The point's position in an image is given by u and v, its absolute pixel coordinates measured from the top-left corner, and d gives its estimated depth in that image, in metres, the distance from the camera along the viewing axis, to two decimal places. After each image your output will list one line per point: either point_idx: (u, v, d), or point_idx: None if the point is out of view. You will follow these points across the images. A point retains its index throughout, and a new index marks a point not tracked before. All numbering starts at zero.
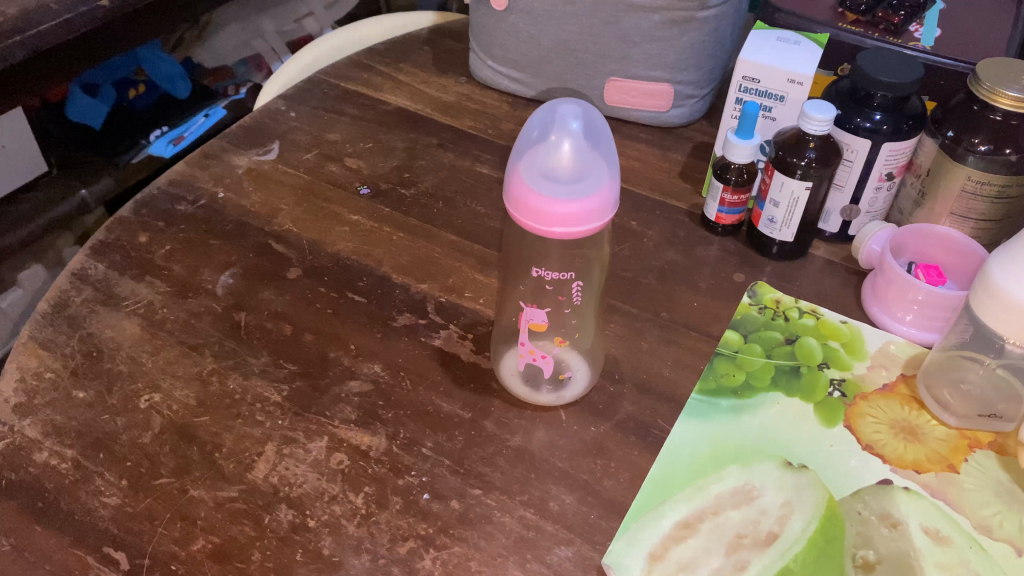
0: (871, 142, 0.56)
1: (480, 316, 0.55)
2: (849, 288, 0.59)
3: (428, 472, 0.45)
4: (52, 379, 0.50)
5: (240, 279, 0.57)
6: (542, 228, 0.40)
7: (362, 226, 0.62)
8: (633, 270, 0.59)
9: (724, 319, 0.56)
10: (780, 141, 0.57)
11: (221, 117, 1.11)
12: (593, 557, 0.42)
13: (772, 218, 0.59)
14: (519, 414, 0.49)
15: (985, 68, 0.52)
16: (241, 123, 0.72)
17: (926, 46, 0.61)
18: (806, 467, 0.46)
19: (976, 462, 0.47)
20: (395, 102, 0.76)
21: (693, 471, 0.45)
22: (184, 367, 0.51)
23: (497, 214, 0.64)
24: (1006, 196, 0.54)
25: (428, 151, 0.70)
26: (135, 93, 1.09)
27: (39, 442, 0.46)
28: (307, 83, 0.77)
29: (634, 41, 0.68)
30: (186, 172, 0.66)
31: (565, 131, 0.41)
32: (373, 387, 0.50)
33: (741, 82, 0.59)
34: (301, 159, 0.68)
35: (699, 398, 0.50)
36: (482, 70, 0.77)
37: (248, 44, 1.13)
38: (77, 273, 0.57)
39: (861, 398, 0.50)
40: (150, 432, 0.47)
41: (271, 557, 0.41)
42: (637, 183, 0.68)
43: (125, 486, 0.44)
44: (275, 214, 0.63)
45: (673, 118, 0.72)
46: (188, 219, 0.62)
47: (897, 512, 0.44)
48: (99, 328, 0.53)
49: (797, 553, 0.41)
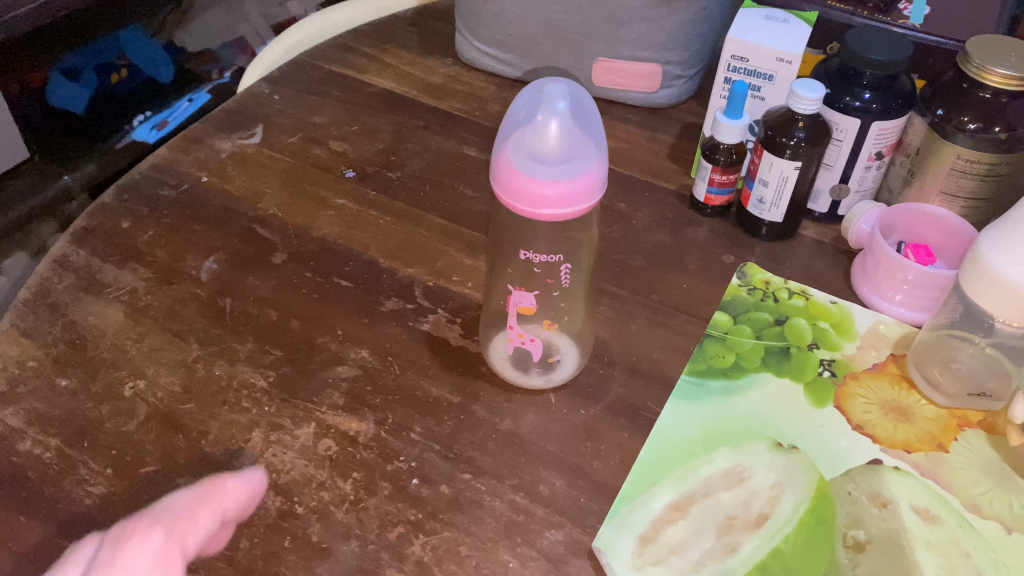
0: (861, 121, 0.55)
1: (468, 300, 0.55)
2: (839, 268, 0.58)
3: (417, 457, 0.45)
4: (34, 367, 0.49)
5: (226, 265, 0.56)
6: (530, 211, 0.39)
7: (347, 210, 0.61)
8: (623, 252, 0.59)
9: (714, 301, 0.55)
10: (768, 121, 0.57)
11: (205, 101, 1.07)
12: (583, 540, 0.42)
13: (761, 199, 0.58)
14: (508, 398, 0.48)
15: (975, 46, 0.52)
16: (224, 106, 0.71)
17: (916, 24, 0.61)
18: (796, 447, 0.46)
19: (966, 441, 0.47)
20: (381, 84, 0.75)
21: (683, 454, 0.45)
22: (169, 354, 0.50)
23: (484, 197, 0.63)
24: (996, 174, 0.54)
25: (415, 134, 0.69)
26: (117, 78, 1.07)
27: (22, 431, 0.46)
28: (291, 66, 0.76)
29: (621, 21, 0.68)
30: (169, 156, 0.65)
31: (552, 111, 0.41)
32: (361, 371, 0.50)
33: (729, 61, 0.59)
34: (286, 143, 0.68)
35: (688, 380, 0.50)
36: (468, 51, 0.76)
37: (232, 28, 1.13)
38: (59, 259, 0.56)
39: (851, 378, 0.50)
40: (135, 420, 0.46)
41: (259, 544, 0.41)
42: (625, 164, 0.67)
43: (110, 474, 0.44)
44: (259, 198, 0.62)
45: (661, 98, 0.72)
46: (172, 204, 0.61)
47: (887, 491, 0.44)
48: (82, 315, 0.52)
49: (787, 534, 0.41)
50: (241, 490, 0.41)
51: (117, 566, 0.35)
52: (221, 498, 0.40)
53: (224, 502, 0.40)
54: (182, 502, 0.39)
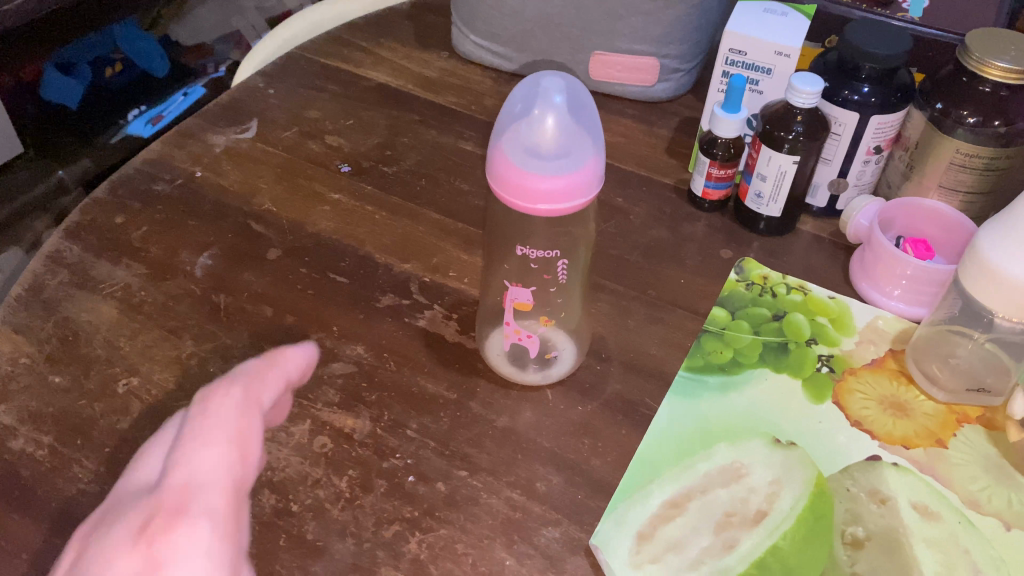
0: (859, 115, 0.55)
1: (464, 296, 0.54)
2: (837, 263, 0.58)
3: (413, 454, 0.45)
4: (27, 364, 0.49)
5: (220, 261, 0.56)
6: (526, 206, 0.39)
7: (343, 205, 0.61)
8: (620, 248, 0.58)
9: (712, 296, 0.55)
10: (766, 114, 0.56)
11: (200, 94, 1.08)
12: (581, 537, 0.41)
13: (759, 193, 0.58)
14: (505, 395, 0.48)
15: (976, 38, 0.52)
16: (218, 101, 0.71)
17: (915, 18, 0.61)
18: (795, 444, 0.46)
19: (965, 437, 0.47)
20: (376, 77, 0.74)
21: (681, 450, 0.45)
22: (163, 351, 0.50)
23: (481, 192, 0.63)
24: (995, 168, 0.54)
25: (411, 128, 0.69)
26: (112, 72, 1.07)
27: (15, 429, 0.45)
28: (285, 60, 0.76)
29: (619, 14, 0.67)
30: (162, 151, 0.65)
31: (549, 105, 0.40)
32: (356, 368, 0.49)
33: (727, 55, 0.58)
34: (281, 137, 0.67)
35: (686, 375, 0.49)
36: (464, 44, 0.75)
37: (227, 21, 1.13)
38: (51, 255, 0.56)
39: (850, 373, 0.50)
40: (129, 418, 0.46)
41: (254, 543, 0.41)
42: (623, 159, 0.67)
43: (104, 472, 0.43)
44: (254, 193, 0.62)
45: (659, 92, 0.71)
46: (166, 199, 0.61)
47: (885, 488, 0.44)
48: (75, 311, 0.52)
49: (785, 531, 0.41)
50: (300, 358, 0.40)
51: (208, 415, 0.33)
52: (284, 362, 0.39)
53: (287, 365, 0.39)
54: (251, 364, 0.37)
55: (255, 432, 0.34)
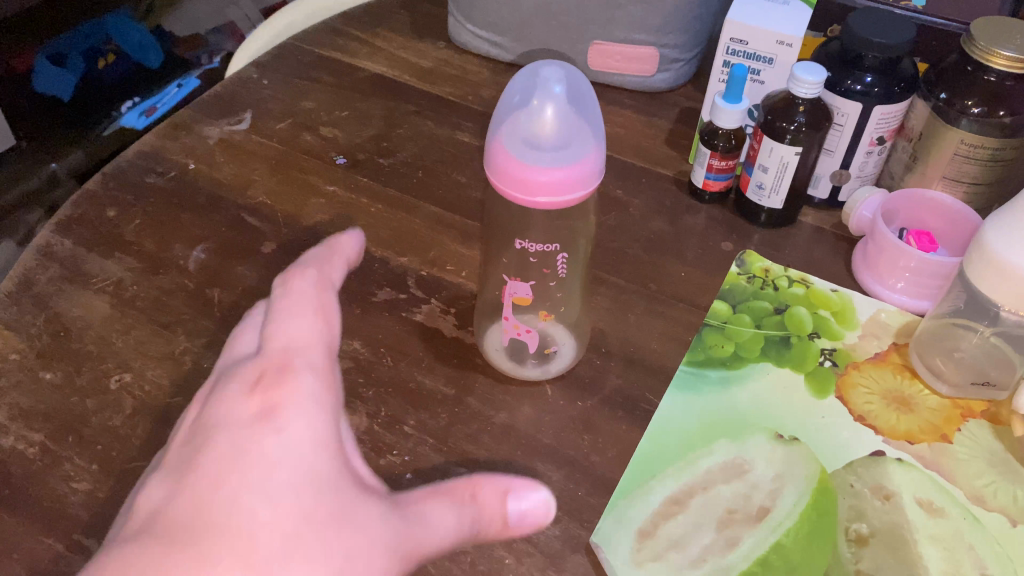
0: (862, 105, 0.54)
1: (462, 290, 0.54)
2: (839, 255, 0.57)
3: (411, 451, 0.44)
4: (18, 361, 0.48)
5: (213, 254, 0.55)
6: (525, 199, 0.38)
7: (338, 198, 0.60)
8: (620, 241, 0.58)
9: (713, 289, 0.54)
10: (768, 105, 0.56)
11: (195, 87, 1.06)
12: (581, 535, 0.41)
13: (760, 185, 0.57)
14: (504, 390, 0.47)
15: (980, 28, 0.51)
16: (212, 92, 0.70)
17: (918, 6, 0.60)
18: (797, 439, 0.45)
19: (969, 432, 0.46)
20: (372, 68, 0.73)
21: (682, 446, 0.44)
22: (156, 347, 0.49)
23: (478, 184, 0.62)
24: (1000, 159, 0.53)
25: (407, 120, 0.68)
26: (105, 63, 1.05)
27: (5, 426, 0.45)
28: (279, 50, 0.75)
29: (618, 4, 0.66)
30: (155, 143, 0.64)
31: (549, 96, 0.39)
32: (353, 363, 0.48)
33: (728, 44, 0.57)
34: (275, 129, 0.66)
35: (687, 370, 0.49)
36: (461, 34, 0.74)
37: (222, 11, 1.12)
38: (42, 249, 0.55)
39: (853, 367, 0.50)
40: (122, 414, 0.45)
41: None
42: (622, 150, 0.66)
43: (96, 470, 0.43)
44: (248, 185, 0.61)
45: (658, 82, 0.70)
46: (159, 192, 0.60)
47: (889, 484, 0.43)
48: (66, 306, 0.51)
49: (789, 528, 0.40)
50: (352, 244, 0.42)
51: (290, 295, 0.36)
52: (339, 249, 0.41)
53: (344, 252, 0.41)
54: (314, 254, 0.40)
55: (333, 309, 0.36)
